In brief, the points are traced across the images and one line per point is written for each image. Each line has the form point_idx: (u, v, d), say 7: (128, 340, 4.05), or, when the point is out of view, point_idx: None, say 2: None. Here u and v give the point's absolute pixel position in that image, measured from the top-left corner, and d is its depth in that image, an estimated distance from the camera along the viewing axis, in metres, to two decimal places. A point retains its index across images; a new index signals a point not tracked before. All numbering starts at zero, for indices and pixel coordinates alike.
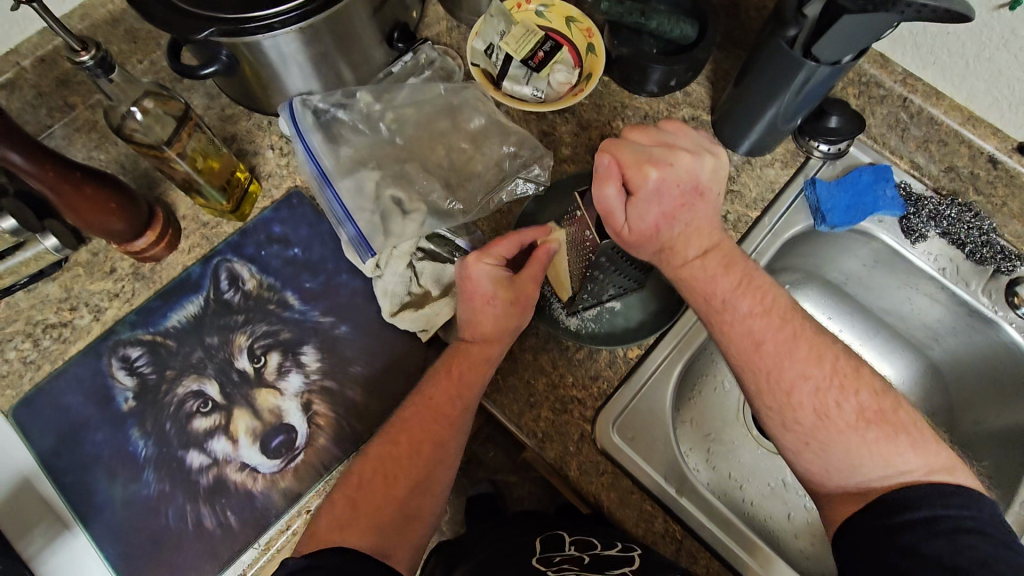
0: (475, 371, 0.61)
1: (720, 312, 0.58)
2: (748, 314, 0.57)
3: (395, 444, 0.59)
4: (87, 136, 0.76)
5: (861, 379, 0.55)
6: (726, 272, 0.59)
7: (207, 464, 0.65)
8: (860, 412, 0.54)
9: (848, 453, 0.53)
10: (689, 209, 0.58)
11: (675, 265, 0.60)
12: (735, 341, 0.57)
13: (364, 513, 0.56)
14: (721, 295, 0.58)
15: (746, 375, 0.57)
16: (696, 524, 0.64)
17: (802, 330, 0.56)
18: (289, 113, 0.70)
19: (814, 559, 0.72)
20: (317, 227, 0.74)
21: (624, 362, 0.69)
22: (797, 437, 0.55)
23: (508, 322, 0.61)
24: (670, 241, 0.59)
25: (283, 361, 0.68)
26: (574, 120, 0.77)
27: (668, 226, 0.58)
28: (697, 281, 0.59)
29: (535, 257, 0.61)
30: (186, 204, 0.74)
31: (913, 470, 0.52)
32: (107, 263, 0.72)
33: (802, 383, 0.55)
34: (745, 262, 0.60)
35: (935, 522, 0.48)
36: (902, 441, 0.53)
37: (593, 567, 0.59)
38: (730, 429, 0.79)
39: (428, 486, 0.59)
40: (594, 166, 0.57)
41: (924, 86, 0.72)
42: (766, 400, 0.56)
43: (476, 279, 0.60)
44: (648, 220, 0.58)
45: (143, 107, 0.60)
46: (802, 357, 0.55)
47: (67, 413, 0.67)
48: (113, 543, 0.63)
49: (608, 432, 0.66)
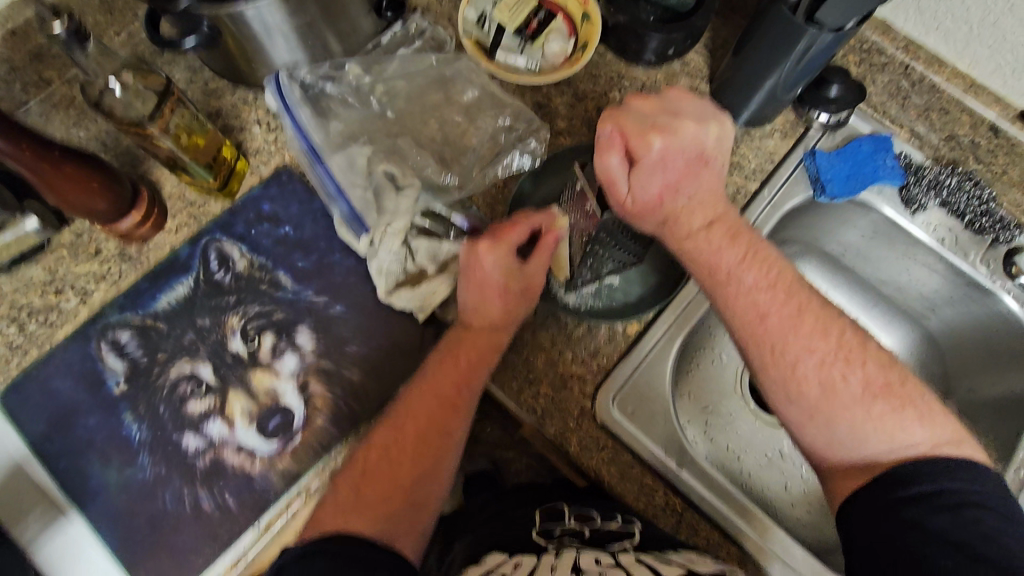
0: (483, 359, 0.61)
1: (726, 285, 0.57)
2: (754, 287, 0.56)
3: (402, 431, 0.59)
4: (65, 113, 0.74)
5: (867, 352, 0.55)
6: (731, 244, 0.58)
7: (203, 447, 0.64)
8: (866, 386, 0.54)
9: (853, 426, 0.53)
10: (694, 177, 0.58)
11: (679, 236, 0.59)
12: (739, 313, 0.56)
13: (371, 499, 0.56)
14: (726, 267, 0.57)
15: (749, 348, 0.56)
16: (696, 497, 0.64)
17: (807, 304, 0.56)
18: (275, 87, 0.66)
19: (811, 527, 0.73)
20: (308, 204, 0.72)
21: (624, 337, 0.68)
22: (802, 411, 0.54)
23: (515, 310, 0.62)
24: (675, 210, 0.59)
25: (277, 342, 0.67)
26: (569, 91, 0.75)
27: (672, 196, 0.58)
28: (700, 251, 0.58)
29: (542, 245, 0.61)
30: (172, 183, 0.72)
31: (919, 445, 0.52)
32: (92, 244, 0.70)
33: (806, 357, 0.54)
34: (748, 233, 0.59)
35: (939, 495, 0.49)
36: (909, 414, 0.53)
37: (594, 539, 0.60)
38: (728, 401, 0.79)
39: (433, 473, 0.59)
40: (596, 136, 0.58)
41: (925, 53, 0.72)
42: (770, 374, 0.55)
43: (486, 270, 0.60)
44: (651, 190, 0.58)
45: (122, 82, 0.56)
46: (807, 331, 0.55)
47: (56, 398, 0.65)
48: (110, 527, 0.62)
49: (609, 407, 0.66)
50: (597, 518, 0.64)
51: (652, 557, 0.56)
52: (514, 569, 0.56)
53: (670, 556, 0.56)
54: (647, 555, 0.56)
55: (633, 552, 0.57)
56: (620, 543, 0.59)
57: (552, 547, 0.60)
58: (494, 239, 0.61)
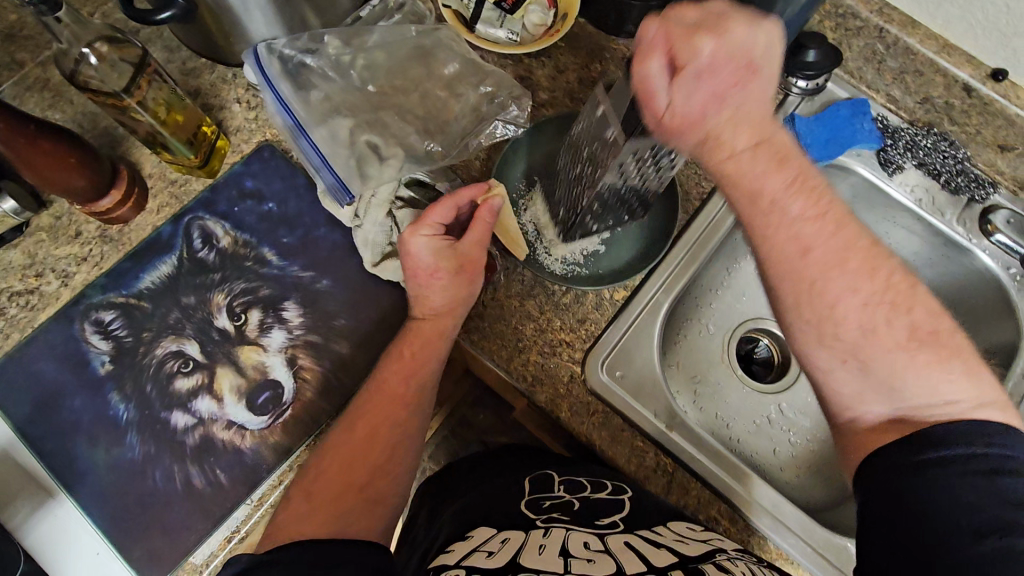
0: (428, 347, 0.60)
1: (767, 214, 0.48)
2: (800, 217, 0.48)
3: (351, 434, 0.59)
4: (40, 95, 0.73)
5: (917, 297, 0.48)
6: (779, 166, 0.47)
7: (193, 424, 0.63)
8: (912, 331, 0.48)
9: (893, 372, 0.48)
10: (743, 89, 0.44)
11: (721, 156, 0.47)
12: (776, 250, 0.48)
13: (323, 501, 0.55)
14: (769, 195, 0.47)
15: (783, 287, 0.49)
16: (687, 457, 0.65)
17: (857, 241, 0.48)
18: (254, 59, 0.65)
19: (800, 490, 0.75)
20: (291, 180, 0.72)
21: (611, 304, 0.69)
22: (835, 354, 0.49)
23: (455, 292, 0.60)
24: (718, 129, 0.46)
25: (264, 318, 0.66)
26: (551, 63, 0.75)
27: (715, 110, 0.45)
28: (743, 177, 0.47)
29: (476, 219, 0.60)
30: (151, 163, 0.71)
31: (960, 402, 0.46)
32: (72, 226, 0.69)
33: (848, 297, 0.48)
34: (797, 154, 0.49)
35: (973, 460, 0.44)
36: (956, 365, 0.47)
37: (583, 514, 0.59)
38: (715, 370, 0.80)
39: (387, 470, 0.59)
40: (637, 37, 0.44)
41: (899, 16, 0.75)
42: (802, 314, 0.49)
43: (414, 252, 0.59)
44: (695, 103, 0.43)
45: (96, 51, 0.56)
46: (852, 270, 0.48)
47: (41, 380, 0.64)
48: (99, 508, 0.61)
49: (598, 373, 0.66)
50: (586, 488, 0.63)
51: (641, 539, 0.54)
52: (502, 543, 0.55)
53: (661, 536, 0.55)
54: (637, 537, 0.55)
55: (625, 534, 0.55)
56: (611, 517, 0.58)
57: (542, 522, 0.59)
58: (420, 221, 0.60)
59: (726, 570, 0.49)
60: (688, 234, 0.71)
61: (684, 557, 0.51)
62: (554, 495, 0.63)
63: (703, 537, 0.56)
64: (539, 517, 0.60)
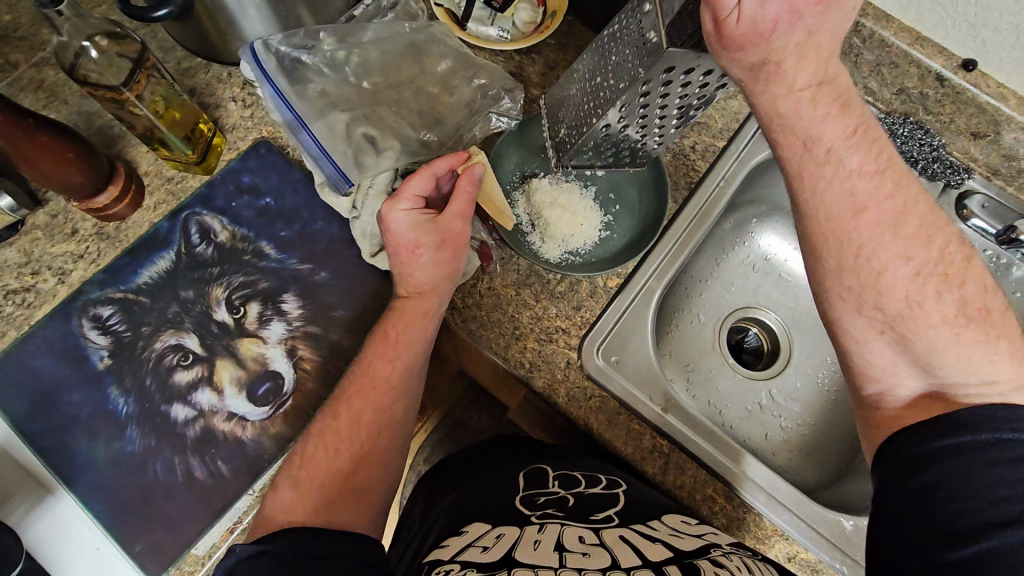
0: (413, 325, 0.60)
1: (821, 165, 0.48)
2: (856, 171, 0.48)
3: (336, 418, 0.59)
4: (34, 95, 0.73)
5: (971, 271, 0.49)
6: (840, 114, 0.47)
7: (193, 417, 0.64)
8: (961, 306, 0.48)
9: (934, 347, 0.49)
10: (821, 10, 0.42)
11: (777, 94, 0.46)
12: (829, 203, 0.49)
13: (309, 489, 0.56)
14: (826, 143, 0.47)
15: (828, 247, 0.50)
16: (684, 438, 0.66)
17: (914, 205, 0.48)
18: (251, 57, 0.66)
19: (792, 472, 0.76)
20: (287, 176, 0.73)
21: (605, 291, 0.71)
22: (877, 322, 0.50)
23: (439, 267, 0.60)
24: (780, 53, 0.44)
25: (263, 310, 0.67)
26: (540, 60, 0.77)
27: (788, 25, 0.42)
28: (799, 118, 0.47)
29: (458, 191, 0.60)
30: (147, 161, 0.72)
31: (1002, 382, 0.48)
32: (68, 224, 0.69)
33: (899, 264, 0.48)
34: (859, 104, 0.48)
35: (999, 447, 0.44)
36: (1002, 346, 0.48)
37: (578, 509, 0.60)
38: (707, 358, 0.81)
39: (374, 458, 0.59)
40: None
41: (873, 10, 0.77)
42: (846, 278, 0.50)
43: (394, 227, 0.59)
44: (769, 8, 0.41)
45: (97, 45, 0.57)
46: (907, 236, 0.48)
47: (38, 376, 0.64)
48: (99, 502, 0.61)
49: (593, 357, 0.67)
50: (581, 483, 0.64)
51: (636, 533, 0.56)
52: (496, 539, 0.56)
53: (655, 530, 0.56)
54: (632, 530, 0.56)
55: (619, 527, 0.57)
56: (606, 512, 0.59)
57: (536, 517, 0.59)
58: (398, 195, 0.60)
59: (720, 566, 0.50)
60: (677, 222, 0.73)
61: (679, 552, 0.52)
62: (548, 491, 0.64)
63: (697, 531, 0.57)
64: (533, 512, 0.61)
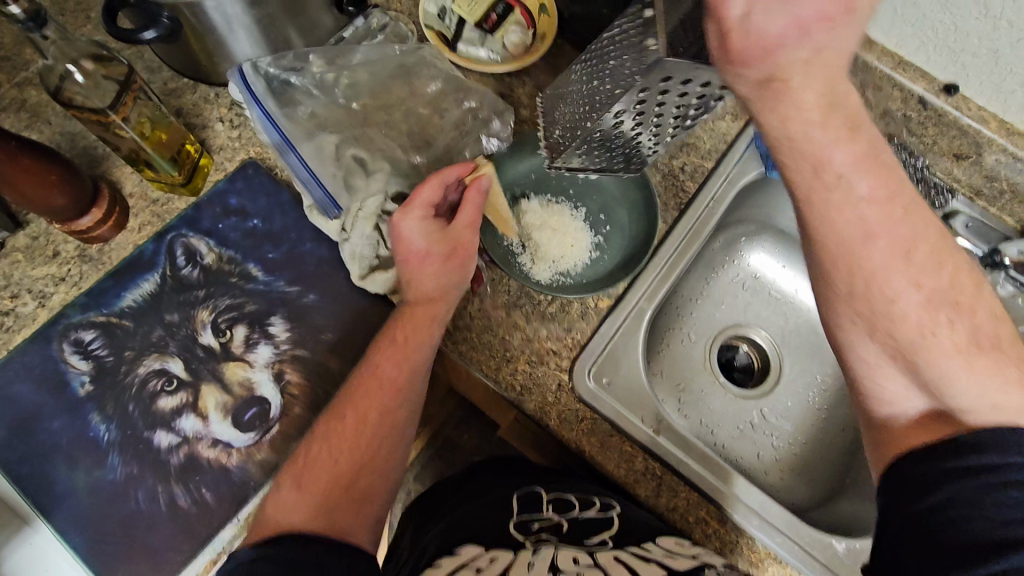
0: (420, 332, 0.60)
1: (831, 190, 0.47)
2: (868, 197, 0.47)
3: (342, 423, 0.57)
4: (16, 116, 0.72)
5: (981, 299, 0.48)
6: (850, 138, 0.46)
7: (177, 443, 0.62)
8: (973, 335, 0.47)
9: (944, 374, 0.48)
10: (829, 26, 0.42)
11: (789, 114, 0.45)
12: (844, 230, 0.48)
13: (309, 492, 0.54)
14: (835, 168, 0.46)
15: (839, 273, 0.49)
16: (675, 461, 0.65)
17: (926, 233, 0.47)
18: (241, 78, 0.64)
19: (782, 491, 0.76)
20: (275, 197, 0.72)
21: (596, 313, 0.70)
22: (885, 347, 0.50)
23: (448, 275, 0.61)
24: (788, 67, 0.43)
25: (250, 333, 0.66)
26: (530, 82, 0.77)
27: (795, 39, 0.42)
28: (809, 142, 0.46)
29: (465, 199, 0.61)
30: (132, 181, 0.71)
31: (1010, 409, 0.46)
32: (49, 246, 0.68)
33: (910, 292, 0.48)
34: (868, 125, 0.47)
35: (999, 471, 0.44)
36: (1011, 373, 0.47)
37: (572, 535, 0.59)
38: (698, 377, 0.81)
39: (376, 467, 0.58)
40: None
41: None
42: (858, 305, 0.49)
43: (405, 235, 0.60)
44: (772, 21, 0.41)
45: (82, 68, 0.56)
46: (920, 263, 0.47)
47: (15, 403, 0.62)
48: (78, 533, 0.59)
49: (585, 379, 0.67)
50: (575, 507, 0.64)
51: (630, 554, 0.55)
52: (490, 562, 0.55)
53: (649, 551, 0.55)
54: (626, 551, 0.55)
55: (612, 549, 0.56)
56: (600, 537, 0.59)
57: (531, 542, 0.58)
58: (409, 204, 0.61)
59: None
60: (666, 244, 0.73)
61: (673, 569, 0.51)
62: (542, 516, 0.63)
63: (691, 552, 0.55)
64: (528, 537, 0.60)
